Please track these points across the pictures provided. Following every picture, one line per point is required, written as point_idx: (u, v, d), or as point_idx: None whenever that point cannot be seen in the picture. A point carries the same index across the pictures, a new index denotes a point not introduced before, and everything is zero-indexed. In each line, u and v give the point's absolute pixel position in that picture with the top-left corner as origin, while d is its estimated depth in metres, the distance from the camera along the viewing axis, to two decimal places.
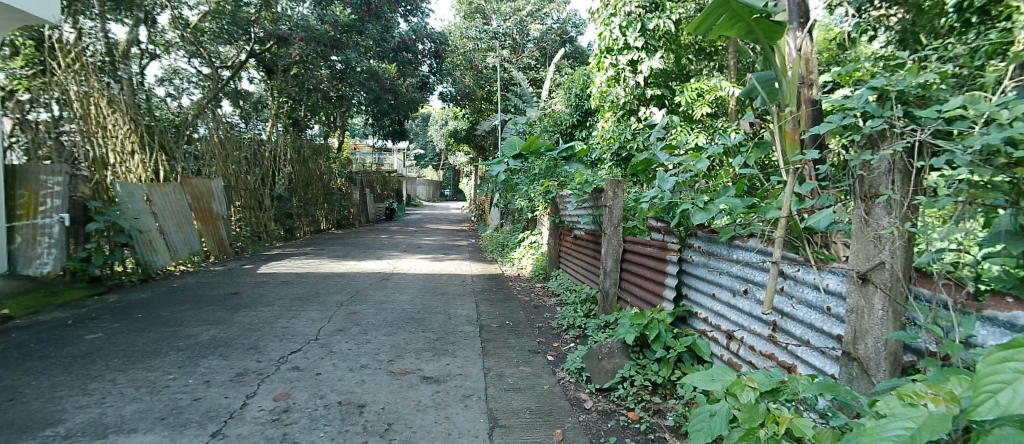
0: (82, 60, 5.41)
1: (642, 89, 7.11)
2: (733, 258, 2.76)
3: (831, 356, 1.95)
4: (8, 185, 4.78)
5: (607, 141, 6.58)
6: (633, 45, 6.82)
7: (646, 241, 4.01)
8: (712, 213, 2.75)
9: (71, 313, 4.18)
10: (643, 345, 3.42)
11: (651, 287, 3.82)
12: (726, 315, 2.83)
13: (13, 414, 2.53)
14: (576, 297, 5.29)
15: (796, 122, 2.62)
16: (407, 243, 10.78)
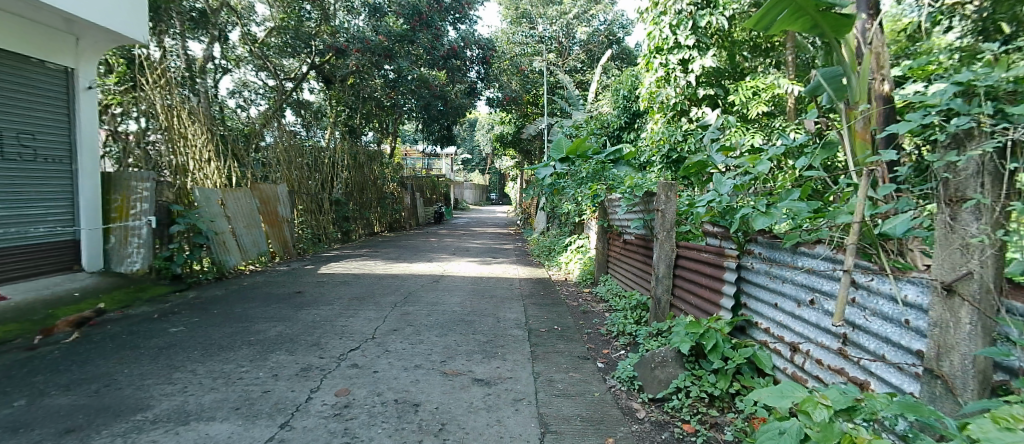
0: (166, 73, 5.79)
1: (694, 89, 6.87)
2: (798, 265, 2.56)
3: (911, 373, 1.77)
4: (105, 190, 5.41)
5: (656, 143, 6.44)
6: (684, 43, 6.60)
7: (701, 247, 3.84)
8: (776, 218, 2.60)
9: (156, 307, 4.56)
10: (698, 355, 3.28)
11: (707, 295, 3.65)
12: (791, 326, 2.63)
13: (110, 399, 2.79)
14: (626, 303, 5.16)
15: (868, 120, 2.47)
16: (455, 246, 10.98)
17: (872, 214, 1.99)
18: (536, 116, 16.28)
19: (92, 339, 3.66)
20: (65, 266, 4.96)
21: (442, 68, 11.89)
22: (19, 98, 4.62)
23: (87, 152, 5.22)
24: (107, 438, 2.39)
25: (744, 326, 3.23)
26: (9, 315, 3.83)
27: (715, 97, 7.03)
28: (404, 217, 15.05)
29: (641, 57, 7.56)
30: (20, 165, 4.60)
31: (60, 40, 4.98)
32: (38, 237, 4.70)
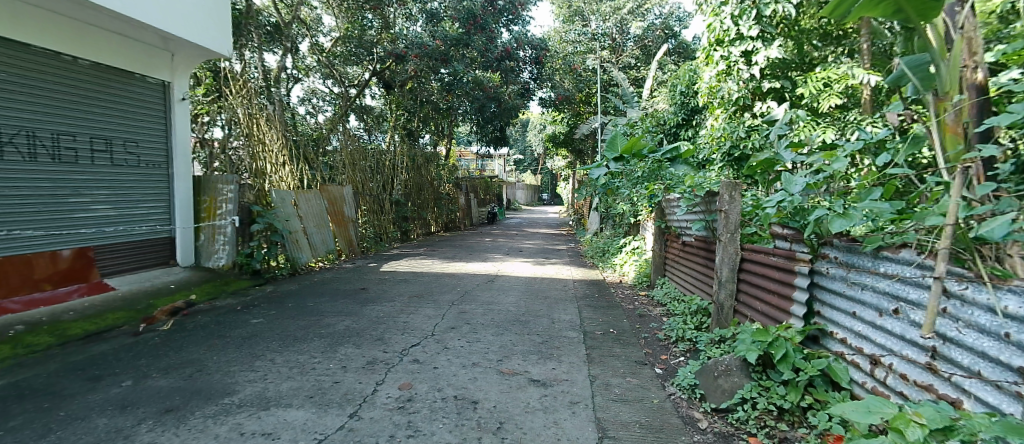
0: (247, 84, 6.26)
1: (758, 82, 6.50)
2: (880, 271, 2.32)
3: (1011, 392, 1.58)
4: (196, 192, 5.96)
5: (717, 141, 6.19)
6: (747, 34, 6.24)
7: (770, 250, 3.57)
8: (855, 220, 2.39)
9: (239, 300, 4.97)
10: (766, 364, 3.10)
11: (776, 302, 3.38)
12: (869, 337, 2.39)
13: (201, 383, 3.07)
14: (686, 308, 4.97)
15: (959, 111, 2.13)
16: (509, 246, 11.06)
17: (966, 216, 1.88)
18: (589, 115, 16.07)
19: (185, 327, 4.04)
20: (163, 261, 5.52)
21: (495, 69, 12.03)
22: (125, 110, 5.17)
23: (179, 157, 5.76)
24: (201, 419, 2.63)
25: (818, 335, 2.92)
26: (118, 304, 4.32)
27: (783, 90, 6.61)
28: (459, 217, 15.37)
29: (700, 50, 7.25)
30: (126, 170, 5.14)
31: (156, 56, 5.49)
32: (141, 234, 5.25)
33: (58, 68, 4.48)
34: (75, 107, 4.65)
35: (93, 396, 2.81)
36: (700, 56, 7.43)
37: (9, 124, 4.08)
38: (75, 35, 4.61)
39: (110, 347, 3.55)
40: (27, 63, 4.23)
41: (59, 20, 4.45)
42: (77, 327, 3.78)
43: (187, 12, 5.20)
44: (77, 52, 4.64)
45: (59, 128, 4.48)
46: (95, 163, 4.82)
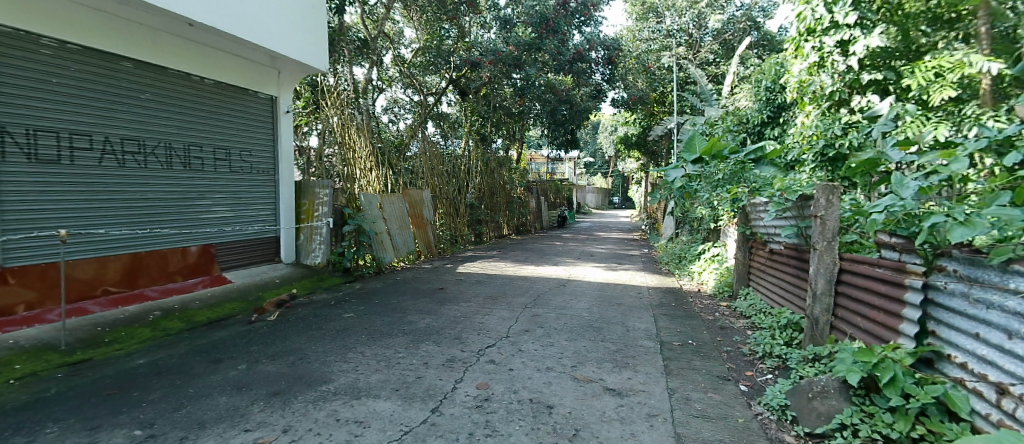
0: (340, 96, 6.80)
1: (857, 74, 5.78)
2: (1009, 287, 2.01)
3: None
4: (298, 196, 6.55)
5: (808, 140, 5.69)
6: (842, 22, 5.52)
7: (875, 261, 3.15)
8: (979, 230, 2.12)
9: (333, 295, 5.40)
10: (870, 388, 2.75)
11: (880, 319, 2.99)
12: (996, 363, 2.06)
13: (302, 370, 3.37)
14: (773, 322, 4.60)
15: None
16: (580, 250, 10.95)
17: None
18: (664, 114, 15.46)
19: (287, 319, 4.46)
20: (270, 258, 6.11)
21: (568, 72, 12.00)
22: (240, 122, 5.77)
23: (284, 164, 6.34)
24: (302, 403, 2.89)
25: (931, 357, 2.54)
26: (234, 295, 4.89)
27: (886, 82, 5.83)
28: (530, 220, 15.48)
29: (788, 41, 6.67)
30: (240, 175, 5.75)
31: (265, 73, 6.08)
32: (253, 233, 5.84)
33: (188, 87, 5.09)
34: (202, 121, 5.27)
35: (214, 377, 3.19)
36: (789, 47, 6.87)
37: (152, 137, 4.71)
38: (203, 58, 5.23)
39: (226, 334, 4.01)
40: (165, 83, 4.85)
41: (189, 45, 5.08)
42: (201, 314, 4.33)
43: (291, 33, 5.70)
44: (204, 72, 5.26)
45: (190, 140, 5.10)
46: (217, 170, 5.43)
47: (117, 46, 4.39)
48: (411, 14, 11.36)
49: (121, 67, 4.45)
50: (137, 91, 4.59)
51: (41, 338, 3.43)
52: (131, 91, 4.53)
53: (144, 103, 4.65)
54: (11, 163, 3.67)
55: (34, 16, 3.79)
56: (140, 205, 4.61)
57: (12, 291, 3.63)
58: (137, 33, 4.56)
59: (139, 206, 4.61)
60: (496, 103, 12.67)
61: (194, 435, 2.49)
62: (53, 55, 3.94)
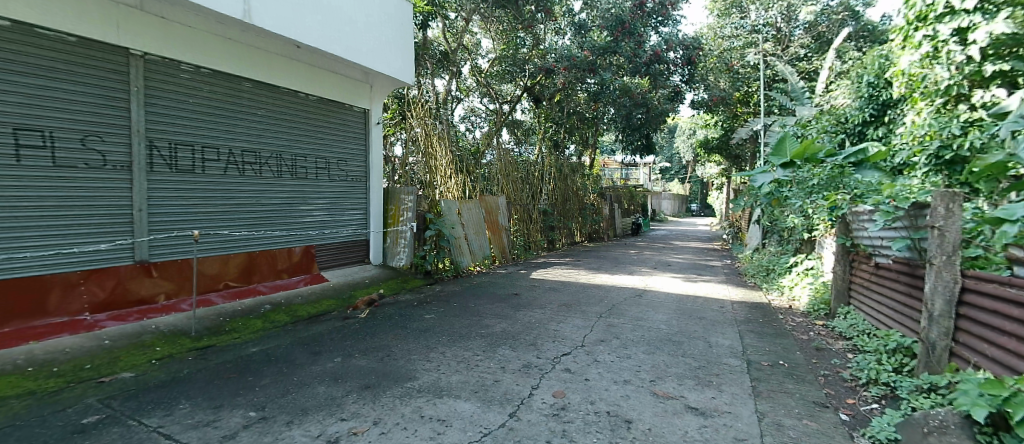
0: (424, 107, 7.21)
1: (979, 64, 4.86)
2: None
3: None
4: (385, 202, 6.92)
5: (920, 141, 5.09)
6: (960, 8, 4.77)
7: (1004, 280, 2.71)
8: None
9: (415, 296, 5.69)
10: (1001, 426, 2.37)
11: (1012, 346, 2.55)
12: None
13: (390, 366, 3.59)
14: (878, 344, 4.12)
15: None
16: (656, 260, 10.53)
17: None
18: (749, 115, 14.48)
19: (374, 317, 4.77)
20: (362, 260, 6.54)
21: (644, 74, 11.65)
22: (341, 134, 6.21)
23: (375, 173, 6.71)
24: (390, 398, 3.08)
25: None
26: (330, 293, 5.34)
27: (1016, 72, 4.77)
28: (603, 227, 15.19)
29: (895, 31, 6.01)
30: (340, 184, 6.16)
31: (362, 89, 6.49)
32: (347, 237, 6.25)
33: (298, 104, 5.57)
34: (308, 134, 5.74)
35: (314, 367, 3.50)
36: (896, 37, 6.24)
37: (266, 149, 5.20)
38: (310, 77, 5.69)
39: (324, 328, 4.38)
40: (279, 101, 5.35)
41: (298, 66, 5.54)
42: (304, 309, 4.78)
43: (383, 49, 6.09)
44: (311, 90, 5.71)
45: (296, 151, 5.56)
46: (319, 178, 5.86)
47: (241, 68, 4.89)
48: (489, 26, 11.69)
49: (242, 87, 4.95)
50: (255, 108, 5.09)
51: (176, 325, 3.97)
52: (251, 108, 5.04)
53: (260, 119, 5.14)
54: (157, 174, 4.22)
55: (177, 45, 4.34)
56: (257, 210, 5.11)
57: (156, 283, 4.20)
58: (257, 56, 5.06)
59: (255, 211, 5.11)
60: (571, 108, 12.69)
61: (298, 420, 2.75)
62: (190, 78, 4.48)
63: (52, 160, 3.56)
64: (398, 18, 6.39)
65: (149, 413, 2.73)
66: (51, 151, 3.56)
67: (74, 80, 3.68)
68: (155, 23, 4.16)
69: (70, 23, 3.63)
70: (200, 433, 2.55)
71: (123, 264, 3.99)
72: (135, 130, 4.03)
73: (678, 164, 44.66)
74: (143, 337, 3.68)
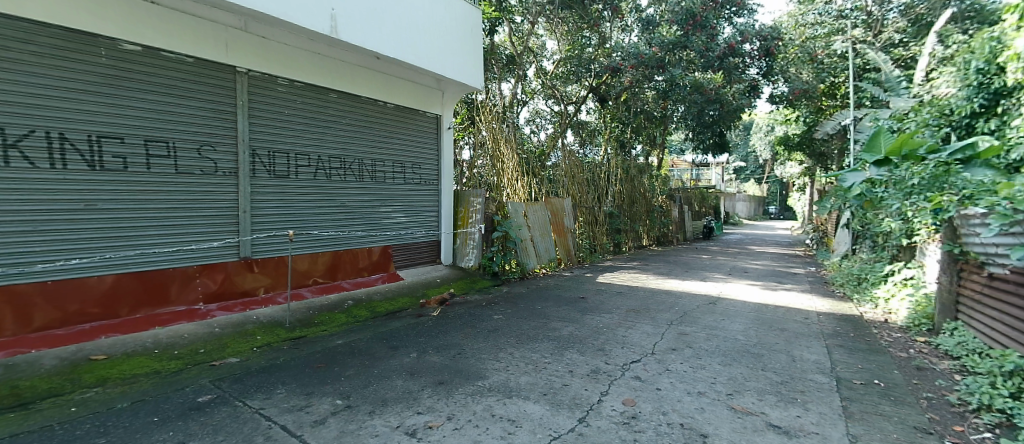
0: (493, 112, 7.43)
1: None
2: None
3: None
4: (455, 205, 7.18)
5: None
6: None
7: None
8: None
9: (483, 297, 5.82)
10: None
11: None
12: None
13: (461, 364, 3.71)
14: (992, 365, 3.63)
15: None
16: (731, 266, 9.96)
17: None
18: (836, 109, 13.29)
19: (446, 315, 4.94)
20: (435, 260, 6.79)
21: (717, 69, 11.08)
22: (416, 139, 6.50)
23: (446, 176, 6.95)
24: (463, 395, 3.19)
25: None
26: (405, 291, 5.62)
27: None
28: (672, 230, 14.61)
29: (1007, 10, 5.35)
30: (413, 187, 6.43)
31: (434, 95, 6.74)
32: (420, 238, 6.51)
33: (377, 112, 5.92)
34: (386, 139, 6.06)
35: (391, 361, 3.71)
36: (1008, 17, 5.53)
37: (349, 155, 5.56)
38: (387, 86, 6.00)
39: (400, 324, 4.62)
40: (361, 109, 5.71)
41: (377, 76, 5.87)
42: (382, 306, 5.07)
43: (454, 56, 6.30)
44: (388, 98, 6.02)
45: (375, 156, 5.89)
46: (395, 181, 6.17)
47: (328, 81, 5.28)
48: (554, 27, 11.72)
49: (329, 98, 5.34)
50: (340, 117, 5.47)
51: (272, 317, 4.37)
52: (337, 117, 5.43)
53: (344, 127, 5.52)
54: (259, 179, 4.66)
55: (275, 61, 4.76)
56: (341, 212, 5.47)
57: (256, 278, 4.64)
58: (341, 69, 5.43)
59: (340, 213, 5.46)
60: (637, 107, 12.16)
61: (379, 411, 2.93)
62: (286, 91, 4.91)
63: (174, 167, 4.05)
64: (468, 26, 6.58)
65: (252, 396, 3.04)
66: (174, 159, 4.05)
67: (191, 96, 4.16)
68: (257, 43, 4.60)
69: (188, 46, 4.11)
70: (294, 417, 2.80)
71: (229, 261, 4.45)
72: (240, 140, 4.49)
73: (754, 162, 41.90)
74: (245, 326, 4.09)
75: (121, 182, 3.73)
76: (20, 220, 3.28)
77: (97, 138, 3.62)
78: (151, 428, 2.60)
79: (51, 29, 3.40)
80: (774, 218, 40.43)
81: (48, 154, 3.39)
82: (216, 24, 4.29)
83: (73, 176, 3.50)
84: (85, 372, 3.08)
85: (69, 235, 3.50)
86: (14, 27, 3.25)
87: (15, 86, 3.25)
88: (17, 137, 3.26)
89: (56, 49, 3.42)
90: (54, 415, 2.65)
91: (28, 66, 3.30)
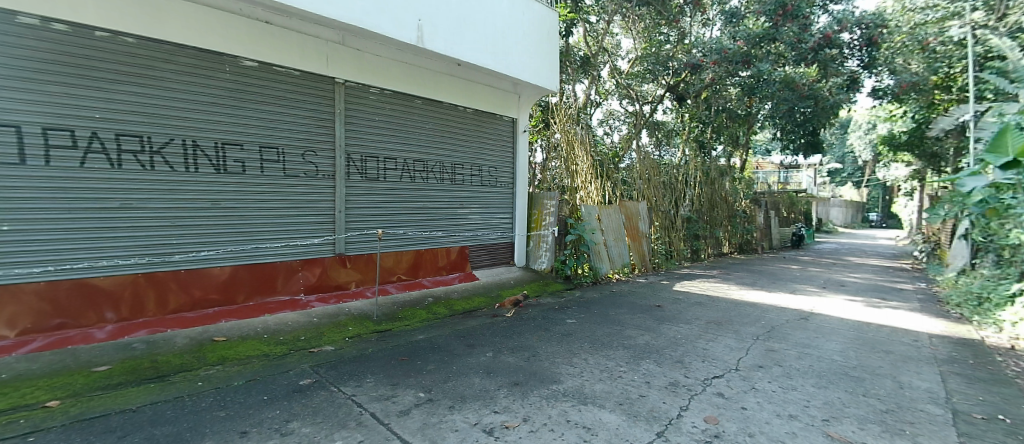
0: (568, 114, 7.46)
1: None
2: None
3: None
4: (529, 208, 7.29)
5: None
6: None
7: None
8: None
9: (556, 300, 5.83)
10: None
11: None
12: None
13: (536, 367, 3.75)
14: None
15: None
16: (826, 278, 9.10)
17: None
18: (953, 103, 11.51)
19: (520, 317, 5.01)
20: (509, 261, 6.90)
21: (812, 62, 10.22)
22: (493, 143, 6.65)
23: (521, 178, 7.04)
24: (538, 398, 3.22)
25: None
26: (481, 291, 5.78)
27: None
28: (756, 238, 13.65)
29: None
30: (490, 189, 6.58)
31: (510, 99, 6.84)
32: (495, 239, 6.66)
33: (458, 117, 6.13)
34: (465, 143, 6.26)
35: (469, 359, 3.84)
36: None
37: (432, 159, 5.82)
38: (467, 91, 6.20)
39: (477, 323, 4.77)
40: (443, 115, 5.95)
41: (458, 82, 6.08)
42: (460, 305, 5.25)
43: (532, 59, 6.36)
44: (467, 102, 6.22)
45: (454, 159, 6.10)
46: (473, 184, 6.36)
47: (414, 88, 5.55)
48: (631, 25, 11.47)
49: (415, 104, 5.61)
50: (424, 122, 5.74)
51: (362, 310, 4.70)
52: (421, 123, 5.70)
53: (427, 132, 5.77)
54: (352, 181, 5.02)
55: (368, 71, 5.09)
56: (423, 213, 5.74)
57: (349, 273, 5.00)
58: (426, 76, 5.69)
59: (422, 214, 5.73)
60: (719, 105, 11.66)
61: (458, 406, 3.05)
62: (377, 99, 5.23)
63: (283, 171, 4.49)
64: (546, 29, 6.61)
65: (346, 382, 3.29)
66: (282, 163, 4.48)
67: (298, 106, 4.57)
68: (353, 55, 4.96)
69: (295, 60, 4.52)
70: (382, 405, 2.99)
71: (327, 256, 4.83)
72: (337, 145, 4.86)
73: (851, 163, 37.89)
74: (339, 317, 4.44)
75: (240, 184, 4.20)
76: (163, 216, 3.81)
77: (222, 145, 4.11)
78: (263, 405, 2.91)
79: (188, 50, 3.90)
80: (875, 226, 36.30)
81: (185, 159, 3.91)
82: (319, 39, 4.69)
83: (203, 178, 4.00)
84: (209, 351, 3.52)
85: (199, 229, 4.00)
86: (161, 49, 3.77)
87: (162, 101, 3.77)
88: (161, 144, 3.78)
89: (192, 68, 3.92)
90: (186, 387, 3.05)
91: (171, 83, 3.82)
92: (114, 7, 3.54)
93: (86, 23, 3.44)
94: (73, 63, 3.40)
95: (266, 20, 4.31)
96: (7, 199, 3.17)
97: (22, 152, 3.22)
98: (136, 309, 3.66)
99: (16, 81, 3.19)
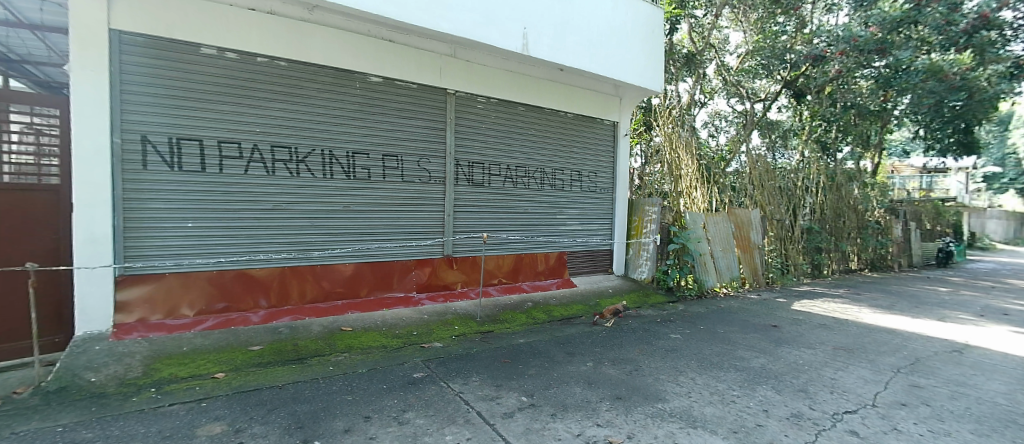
0: (672, 116, 7.14)
1: None
2: None
3: None
4: (629, 214, 7.10)
5: None
6: None
7: None
8: None
9: (658, 313, 5.59)
10: None
11: None
12: None
13: (639, 382, 3.63)
14: None
15: None
16: (987, 304, 7.62)
17: None
18: None
19: (620, 328, 4.88)
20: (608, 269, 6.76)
21: (964, 48, 8.62)
22: (594, 148, 6.56)
23: (621, 184, 6.86)
24: (643, 415, 3.11)
25: None
26: (579, 298, 5.74)
27: None
28: (892, 253, 11.87)
29: None
30: (589, 194, 6.49)
31: (612, 101, 6.68)
32: (594, 245, 6.57)
33: (559, 123, 6.14)
34: (566, 149, 6.25)
35: (571, 367, 3.83)
36: None
37: (533, 165, 5.90)
38: (568, 95, 6.18)
39: (576, 331, 4.75)
40: (544, 121, 5.99)
41: (560, 87, 6.09)
42: (558, 311, 5.26)
43: (635, 59, 6.14)
44: (569, 107, 6.20)
45: (554, 164, 6.12)
46: (572, 189, 6.32)
47: (518, 95, 5.66)
48: (741, 16, 10.65)
49: (518, 111, 5.73)
50: (527, 129, 5.83)
51: (466, 310, 4.92)
52: (524, 129, 5.80)
53: (530, 138, 5.86)
54: (460, 187, 5.26)
55: (476, 81, 5.30)
56: (524, 218, 5.84)
57: (455, 273, 5.25)
58: (529, 83, 5.77)
59: (523, 219, 5.84)
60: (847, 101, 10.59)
61: (560, 415, 3.05)
62: (484, 108, 5.42)
63: (401, 177, 4.83)
64: (651, 27, 6.34)
65: (454, 379, 3.47)
66: (401, 170, 4.83)
67: (414, 116, 4.90)
68: (463, 66, 5.19)
69: (413, 74, 4.85)
70: (487, 405, 3.10)
71: (436, 257, 5.11)
72: (448, 153, 5.12)
73: None
74: (446, 316, 4.70)
75: (364, 189, 4.60)
76: (303, 218, 4.30)
77: (352, 154, 4.53)
78: (383, 393, 3.17)
79: (327, 70, 4.37)
80: None
81: (322, 166, 4.37)
82: (433, 53, 4.99)
83: (335, 185, 4.44)
84: (339, 340, 3.92)
85: (331, 230, 4.45)
86: (306, 70, 4.26)
87: (305, 116, 4.26)
88: (305, 154, 4.28)
89: (330, 85, 4.38)
90: (321, 371, 3.42)
91: (313, 99, 4.29)
92: (271, 35, 4.08)
93: (251, 50, 4.00)
94: (240, 86, 3.97)
95: (389, 39, 4.68)
96: (189, 200, 3.80)
97: (202, 162, 3.84)
98: (282, 297, 4.19)
99: (199, 102, 3.81)
